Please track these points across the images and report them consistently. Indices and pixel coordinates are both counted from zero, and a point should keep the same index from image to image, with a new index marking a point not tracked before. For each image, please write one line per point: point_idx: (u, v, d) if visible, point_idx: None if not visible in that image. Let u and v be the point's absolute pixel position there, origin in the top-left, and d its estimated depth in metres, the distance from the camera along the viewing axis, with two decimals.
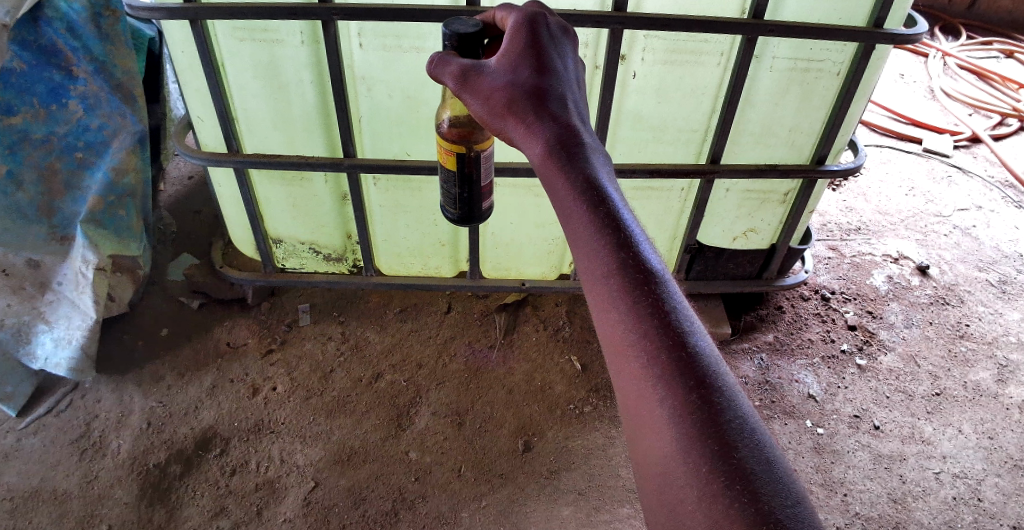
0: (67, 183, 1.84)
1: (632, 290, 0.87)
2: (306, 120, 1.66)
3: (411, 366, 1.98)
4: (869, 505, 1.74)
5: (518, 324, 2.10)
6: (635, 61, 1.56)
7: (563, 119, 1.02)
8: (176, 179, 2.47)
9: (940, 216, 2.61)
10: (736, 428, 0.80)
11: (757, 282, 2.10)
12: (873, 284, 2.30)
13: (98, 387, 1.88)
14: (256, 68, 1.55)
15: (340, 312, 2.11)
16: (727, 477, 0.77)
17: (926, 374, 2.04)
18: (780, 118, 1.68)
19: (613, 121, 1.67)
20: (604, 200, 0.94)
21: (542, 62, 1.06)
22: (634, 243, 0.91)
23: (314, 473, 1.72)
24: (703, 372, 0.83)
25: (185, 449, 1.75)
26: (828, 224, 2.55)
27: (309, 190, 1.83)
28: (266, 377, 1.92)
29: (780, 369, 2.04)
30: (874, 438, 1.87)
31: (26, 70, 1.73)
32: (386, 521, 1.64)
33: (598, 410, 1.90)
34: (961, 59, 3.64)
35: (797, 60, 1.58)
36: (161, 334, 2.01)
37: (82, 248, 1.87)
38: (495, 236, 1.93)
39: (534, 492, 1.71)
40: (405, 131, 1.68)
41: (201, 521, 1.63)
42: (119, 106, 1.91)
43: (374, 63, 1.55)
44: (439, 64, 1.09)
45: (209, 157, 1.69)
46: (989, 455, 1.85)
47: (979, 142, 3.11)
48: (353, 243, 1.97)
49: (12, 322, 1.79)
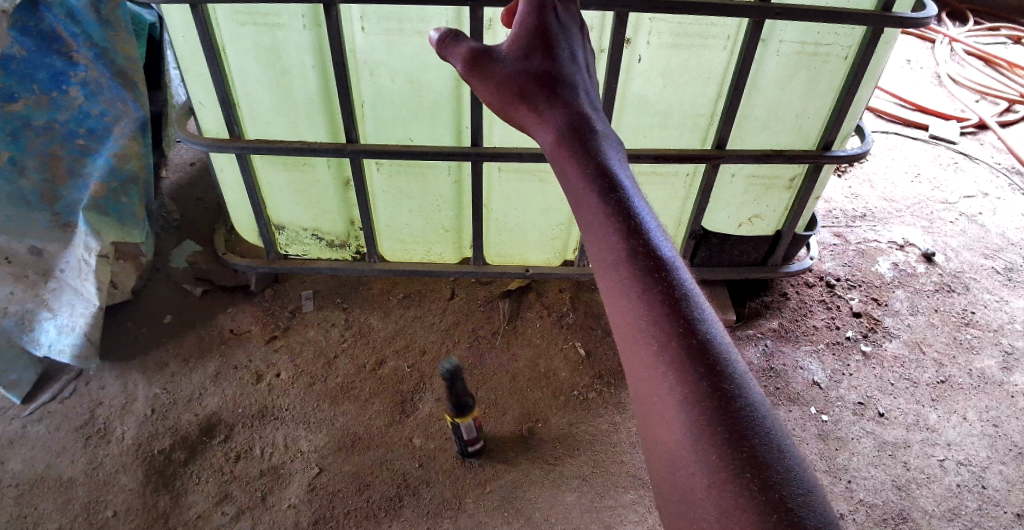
0: (70, 169, 1.83)
1: (643, 277, 0.87)
2: (309, 105, 1.65)
3: (414, 352, 1.98)
4: (873, 492, 1.73)
5: (522, 310, 2.10)
6: (641, 45, 1.55)
7: (575, 107, 1.03)
8: (178, 166, 2.47)
9: (946, 203, 2.59)
10: (747, 416, 0.79)
11: (762, 268, 2.08)
12: (878, 271, 2.29)
13: (102, 373, 1.88)
14: (259, 53, 1.54)
15: (343, 298, 2.10)
16: (738, 466, 0.76)
17: (931, 361, 2.03)
18: (787, 103, 1.67)
19: (618, 106, 1.66)
20: (615, 187, 0.93)
21: (553, 52, 1.09)
22: (644, 231, 0.90)
23: (318, 458, 1.72)
24: (715, 359, 0.82)
25: (190, 435, 1.75)
26: (834, 211, 2.54)
27: (312, 175, 1.81)
28: (269, 364, 1.92)
29: (784, 356, 2.03)
30: (878, 425, 1.87)
31: (27, 56, 1.68)
32: (390, 507, 1.64)
33: (603, 396, 1.89)
34: (968, 45, 3.61)
35: (804, 44, 1.56)
36: (164, 321, 2.01)
37: (85, 234, 1.87)
38: (500, 222, 1.93)
39: (539, 477, 1.71)
40: (407, 115, 1.67)
41: (207, 506, 1.63)
42: (120, 93, 1.88)
43: (377, 47, 1.54)
44: (451, 50, 1.11)
45: (210, 142, 1.68)
46: (993, 443, 1.84)
47: (985, 129, 3.08)
48: (356, 230, 1.97)
49: (15, 310, 1.78)
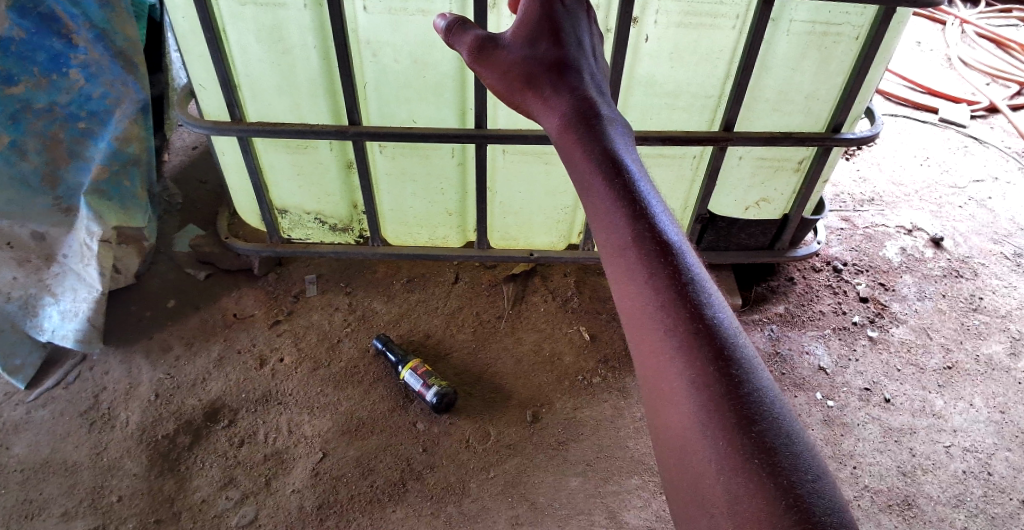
0: (71, 151, 1.81)
1: (650, 262, 0.85)
2: (310, 86, 1.63)
3: (419, 336, 1.97)
4: (878, 478, 1.72)
5: (527, 294, 2.08)
6: (649, 24, 1.52)
7: (581, 92, 1.02)
8: (180, 149, 2.45)
9: (955, 187, 2.56)
10: (756, 401, 0.77)
11: (769, 253, 2.06)
12: (886, 256, 2.27)
13: (106, 358, 1.88)
14: (258, 32, 1.52)
15: (347, 282, 2.09)
16: (746, 451, 0.75)
17: (938, 346, 2.01)
18: (797, 83, 1.64)
19: (625, 86, 1.64)
20: (621, 171, 0.92)
21: (558, 36, 1.06)
22: (651, 215, 0.88)
23: (322, 443, 1.72)
24: (723, 344, 0.80)
25: (194, 420, 1.75)
26: (841, 194, 2.51)
27: (314, 157, 1.80)
28: (273, 348, 1.92)
29: (790, 341, 2.02)
30: (884, 411, 1.86)
31: (27, 38, 1.66)
32: (394, 491, 1.64)
33: (607, 381, 1.88)
34: (980, 27, 3.56)
35: (815, 23, 1.52)
36: (167, 305, 2.00)
37: (87, 219, 1.85)
38: (504, 206, 1.91)
39: (543, 462, 1.71)
40: (412, 96, 1.64)
41: (211, 491, 1.63)
42: (121, 74, 1.85)
43: (380, 26, 1.51)
44: (456, 35, 1.09)
45: (210, 124, 1.65)
46: (999, 429, 1.83)
47: (996, 112, 3.05)
48: (359, 213, 1.95)
49: (19, 294, 1.83)
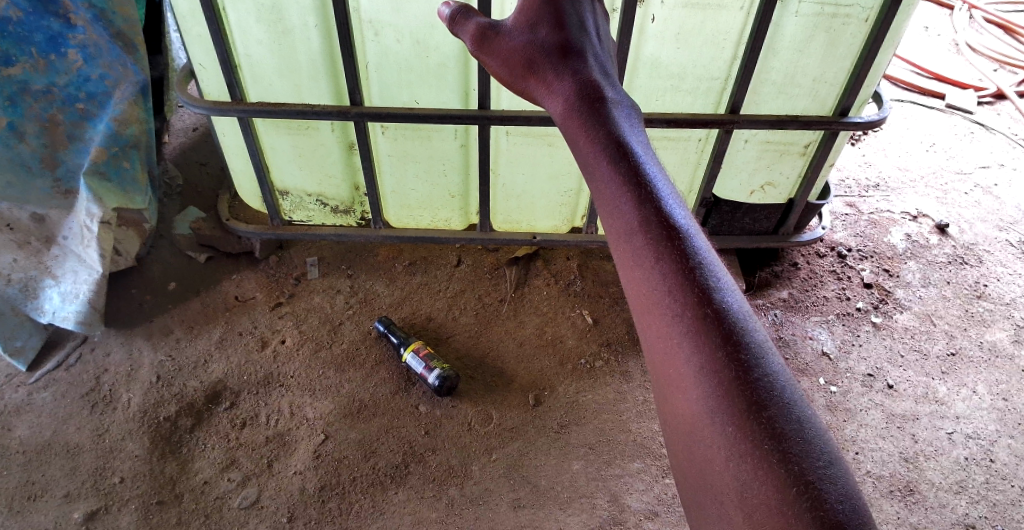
0: (70, 134, 1.79)
1: (657, 244, 0.84)
2: (312, 68, 1.62)
3: (421, 319, 1.97)
4: (880, 464, 1.72)
5: (530, 277, 2.08)
6: (655, 4, 1.49)
7: (585, 74, 1.00)
8: (181, 131, 2.42)
9: (960, 173, 2.54)
10: (765, 386, 0.76)
11: (773, 238, 2.05)
12: (891, 241, 2.25)
13: (108, 341, 1.87)
14: (259, 12, 1.49)
15: (349, 265, 2.09)
16: (757, 437, 0.74)
17: (942, 333, 2.00)
18: (804, 67, 1.62)
19: (630, 68, 1.62)
20: (626, 153, 0.90)
21: (560, 18, 1.05)
22: (658, 198, 0.87)
23: (324, 425, 1.72)
24: (732, 327, 0.79)
25: (196, 402, 1.75)
26: (847, 181, 2.49)
27: (315, 139, 1.78)
28: (275, 330, 1.91)
29: (793, 326, 2.01)
30: (887, 397, 1.85)
31: (24, 18, 1.62)
32: (396, 474, 1.64)
33: (609, 364, 1.88)
34: (989, 13, 3.53)
35: (824, 5, 1.49)
36: (169, 288, 1.98)
37: (87, 201, 1.84)
38: (507, 188, 1.90)
39: (545, 445, 1.70)
40: (413, 78, 1.63)
41: (213, 472, 1.63)
42: (120, 55, 1.83)
43: (383, 7, 1.49)
44: (458, 23, 1.09)
45: (210, 105, 1.65)
46: (1002, 417, 1.82)
47: (1003, 98, 3.03)
48: (361, 195, 1.94)
49: (21, 276, 1.83)
